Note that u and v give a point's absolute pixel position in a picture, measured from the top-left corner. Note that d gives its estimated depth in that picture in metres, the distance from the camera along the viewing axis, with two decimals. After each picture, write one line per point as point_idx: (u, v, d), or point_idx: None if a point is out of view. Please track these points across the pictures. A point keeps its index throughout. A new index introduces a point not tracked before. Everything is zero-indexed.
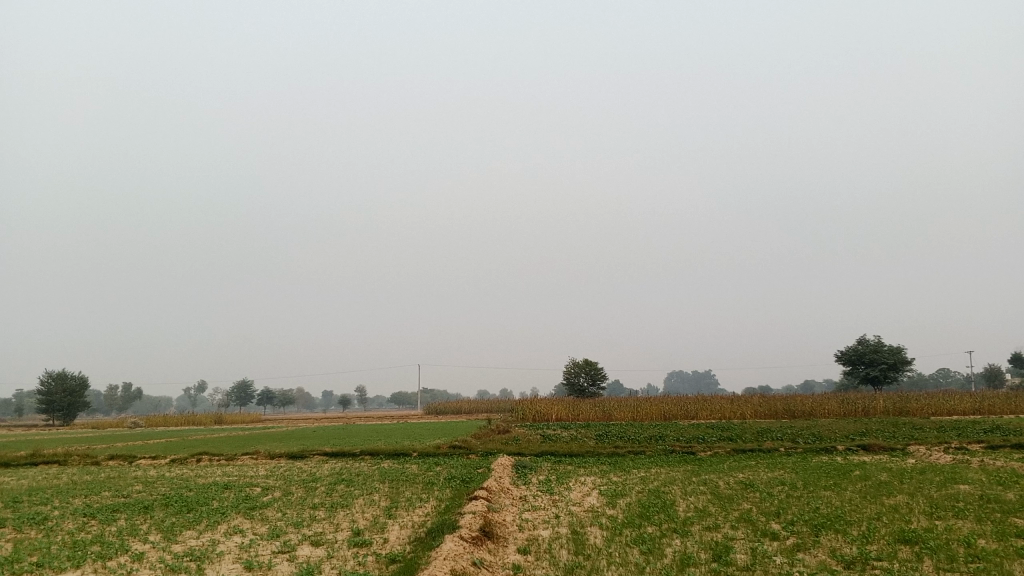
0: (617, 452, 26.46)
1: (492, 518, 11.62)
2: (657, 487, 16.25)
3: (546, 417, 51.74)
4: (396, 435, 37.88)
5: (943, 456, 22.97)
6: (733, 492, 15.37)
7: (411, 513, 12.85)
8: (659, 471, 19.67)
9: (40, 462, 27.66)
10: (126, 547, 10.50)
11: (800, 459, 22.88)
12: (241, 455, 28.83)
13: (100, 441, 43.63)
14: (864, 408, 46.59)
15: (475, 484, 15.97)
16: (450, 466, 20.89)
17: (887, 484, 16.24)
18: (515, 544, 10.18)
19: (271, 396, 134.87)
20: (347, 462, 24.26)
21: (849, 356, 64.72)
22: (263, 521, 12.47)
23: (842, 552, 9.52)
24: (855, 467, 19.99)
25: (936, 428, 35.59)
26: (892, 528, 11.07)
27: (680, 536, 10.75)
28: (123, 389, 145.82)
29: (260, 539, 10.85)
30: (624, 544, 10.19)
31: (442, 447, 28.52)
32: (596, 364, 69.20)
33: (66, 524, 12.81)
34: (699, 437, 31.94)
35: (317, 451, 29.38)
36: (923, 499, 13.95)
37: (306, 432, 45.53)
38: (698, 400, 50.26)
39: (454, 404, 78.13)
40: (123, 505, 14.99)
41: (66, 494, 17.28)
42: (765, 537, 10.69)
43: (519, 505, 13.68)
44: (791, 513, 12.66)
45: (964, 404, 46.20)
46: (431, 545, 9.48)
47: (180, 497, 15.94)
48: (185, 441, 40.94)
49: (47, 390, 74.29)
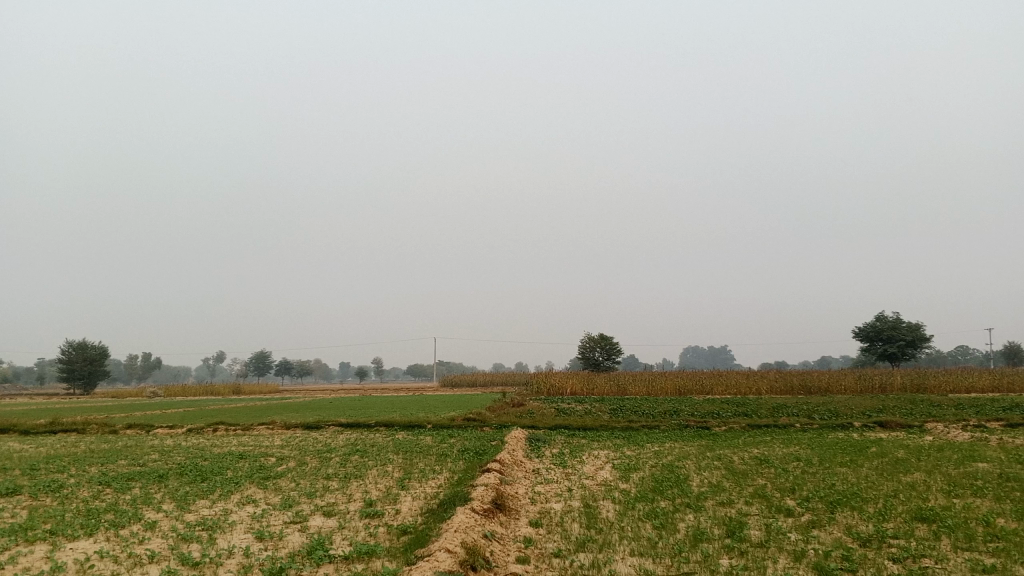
0: (630, 426, 26.40)
1: (504, 491, 11.57)
2: (671, 462, 16.16)
3: (561, 390, 51.81)
4: (411, 408, 38.06)
5: (962, 434, 22.75)
6: (748, 468, 15.26)
7: (424, 484, 12.84)
8: (673, 446, 19.59)
9: (59, 430, 27.95)
10: (139, 516, 10.52)
11: (816, 435, 22.71)
12: (257, 425, 29.00)
13: (118, 410, 44.14)
14: (881, 385, 46.29)
15: (488, 456, 15.94)
16: (463, 438, 20.96)
17: (904, 461, 16.09)
18: (527, 518, 10.11)
19: (288, 367, 135.80)
20: (361, 434, 24.37)
21: (866, 332, 64.25)
22: (276, 491, 12.50)
23: (858, 529, 9.39)
24: (872, 444, 19.80)
25: (954, 406, 35.33)
26: (909, 506, 10.94)
27: (693, 512, 10.65)
28: (143, 359, 147.26)
29: (272, 509, 10.86)
30: (637, 519, 10.11)
31: (456, 419, 28.60)
32: (611, 338, 69.14)
33: (81, 491, 12.87)
34: (714, 412, 31.85)
35: (333, 422, 29.53)
36: (941, 477, 13.81)
37: (322, 403, 45.84)
38: (713, 375, 50.09)
39: (469, 377, 78.40)
40: (139, 473, 15.06)
41: (83, 462, 17.41)
42: (780, 513, 10.58)
43: (532, 479, 13.62)
44: (807, 489, 12.53)
45: (982, 382, 45.81)
46: (442, 518, 9.43)
47: (195, 466, 16.02)
48: (203, 411, 41.26)
49: (68, 358, 75.13)
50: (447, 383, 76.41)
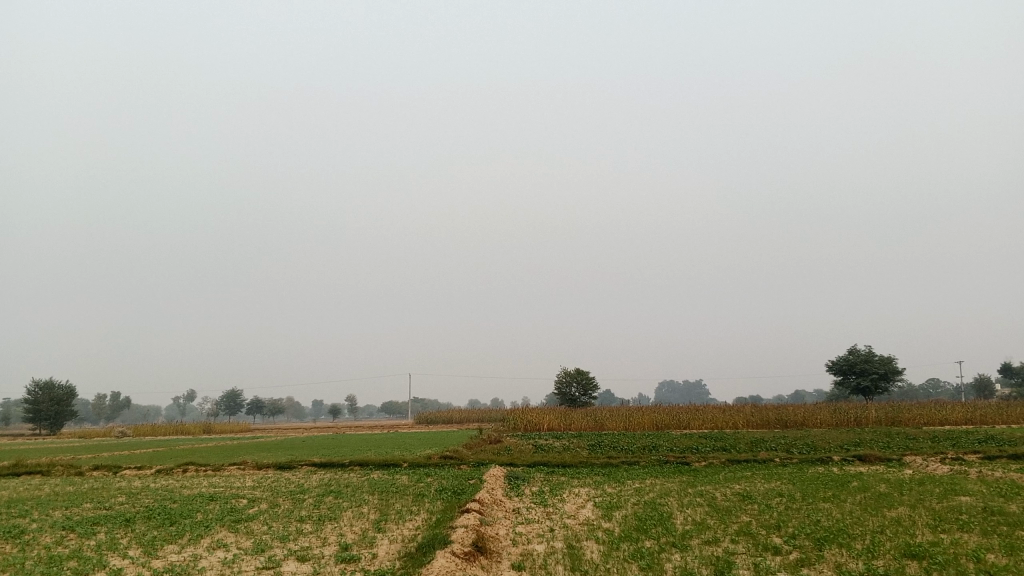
0: (610, 462, 26.14)
1: (484, 532, 11.23)
2: (652, 499, 15.90)
3: (537, 426, 51.41)
4: (387, 445, 37.50)
5: (942, 467, 22.70)
6: (731, 505, 15.04)
7: (402, 526, 12.46)
8: (653, 482, 19.35)
9: (22, 472, 27.12)
10: (102, 563, 10.07)
11: (796, 470, 22.53)
12: (228, 466, 28.37)
13: (85, 450, 43.00)
14: (856, 418, 46.39)
15: (467, 495, 15.62)
16: (441, 477, 20.53)
17: (887, 496, 15.94)
18: (509, 560, 9.81)
19: (260, 405, 133.86)
20: (335, 474, 23.81)
21: (839, 365, 64.58)
22: (248, 535, 12.07)
23: (848, 567, 9.20)
24: (853, 478, 19.63)
25: (930, 439, 35.47)
26: (897, 542, 10.76)
27: (678, 551, 10.41)
28: (111, 398, 144.67)
29: (243, 554, 10.45)
30: (622, 559, 9.84)
31: (433, 457, 28.13)
32: (588, 373, 68.94)
33: (44, 537, 12.36)
34: (692, 446, 31.71)
35: (307, 461, 28.94)
36: (925, 511, 13.68)
37: (295, 442, 45.05)
38: (690, 409, 49.98)
39: (444, 414, 77.63)
40: (105, 517, 14.51)
41: (46, 505, 16.79)
42: (767, 551, 10.37)
43: (512, 519, 13.30)
44: (792, 526, 12.32)
45: (956, 414, 46.08)
46: (422, 562, 9.09)
47: (164, 509, 15.51)
48: (172, 451, 40.36)
49: (35, 399, 73.54)
50: (423, 420, 75.59)
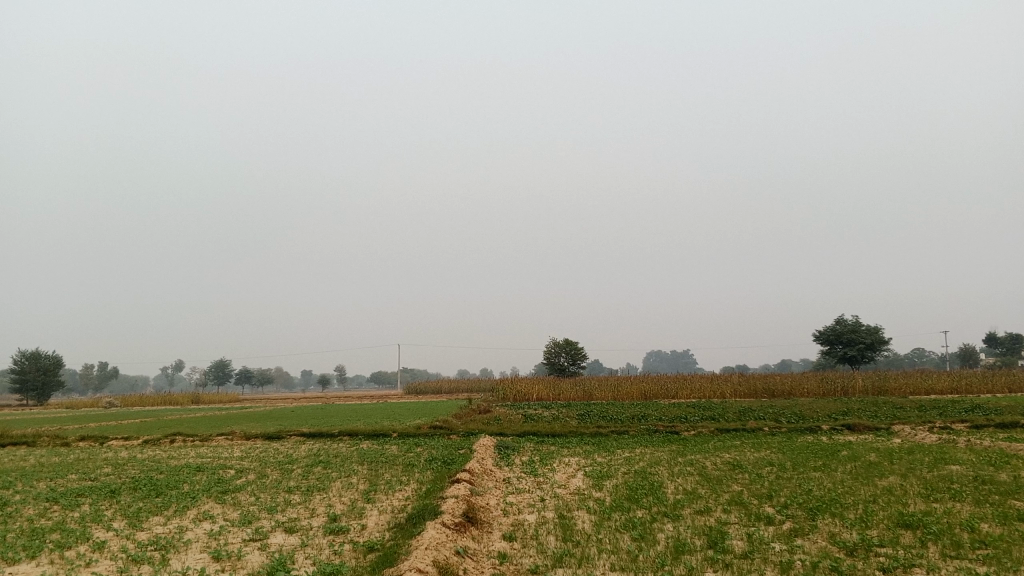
0: (599, 432, 26.09)
1: (474, 502, 11.09)
2: (643, 469, 15.82)
3: (527, 396, 51.44)
4: (376, 415, 37.37)
5: (930, 436, 22.77)
6: (722, 474, 14.96)
7: (391, 497, 12.32)
8: (643, 451, 19.31)
9: (8, 443, 26.83)
10: (85, 535, 9.88)
11: (785, 439, 22.50)
12: (216, 436, 28.20)
13: (72, 421, 42.70)
14: (843, 388, 46.54)
15: (457, 466, 15.51)
16: (430, 447, 20.38)
17: (877, 465, 15.91)
18: (500, 531, 9.67)
19: (249, 375, 133.74)
20: (325, 444, 23.72)
21: (826, 335, 64.78)
22: (235, 506, 11.91)
23: (841, 538, 9.13)
24: (843, 447, 19.61)
25: (917, 408, 35.60)
26: (889, 511, 10.70)
27: (671, 521, 10.31)
28: (99, 369, 144.22)
29: (230, 526, 10.29)
30: (614, 530, 9.72)
31: (422, 427, 28.02)
32: (576, 342, 68.96)
33: (26, 510, 12.13)
34: (681, 416, 31.74)
35: (295, 431, 28.76)
36: (916, 480, 13.63)
37: (284, 412, 44.85)
38: (679, 379, 50.04)
39: (434, 384, 77.60)
40: (90, 489, 14.30)
41: (30, 477, 16.54)
42: (760, 521, 10.28)
43: (503, 489, 13.18)
44: (784, 495, 12.25)
45: (942, 384, 46.32)
46: (411, 533, 8.93)
47: (151, 480, 15.33)
48: (160, 422, 40.04)
49: (21, 369, 73.12)
50: (412, 390, 75.65)
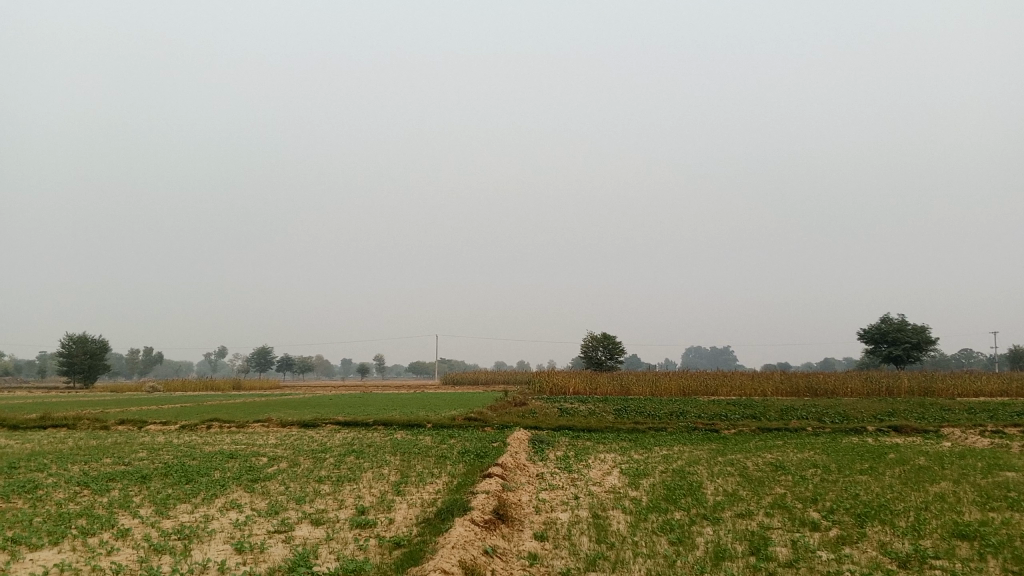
0: (636, 428, 25.58)
1: (506, 499, 10.76)
2: (681, 468, 15.36)
3: (563, 390, 51.03)
4: (411, 406, 37.26)
5: (982, 440, 21.90)
6: (764, 475, 14.47)
7: (422, 490, 12.06)
8: (682, 449, 18.85)
9: (49, 426, 27.10)
10: (111, 522, 9.74)
11: (829, 440, 21.80)
12: (251, 422, 28.28)
13: (114, 404, 43.23)
14: (888, 388, 45.33)
15: (489, 459, 15.22)
16: (464, 439, 20.13)
17: (926, 469, 15.26)
18: (531, 530, 9.34)
19: (290, 363, 135.35)
20: (358, 433, 23.59)
21: (871, 334, 63.35)
22: (263, 496, 11.72)
23: (892, 547, 8.61)
24: (890, 450, 18.91)
25: (966, 410, 34.50)
26: (943, 520, 10.14)
27: (710, 524, 9.85)
28: (144, 354, 146.99)
29: (257, 516, 10.07)
30: (651, 532, 9.31)
31: (457, 418, 27.75)
32: (614, 337, 68.38)
33: (56, 494, 12.05)
34: (721, 413, 31.13)
35: (330, 420, 28.65)
36: (969, 486, 13.01)
37: (321, 401, 44.94)
38: (718, 375, 49.26)
39: (472, 375, 77.54)
40: (121, 473, 14.26)
41: (65, 460, 16.57)
42: (805, 527, 9.80)
43: (536, 484, 12.87)
44: (829, 500, 11.72)
45: (990, 386, 44.87)
46: (440, 530, 8.61)
47: (182, 466, 15.28)
48: (198, 407, 40.26)
49: (68, 352, 74.37)
50: (450, 380, 75.69)
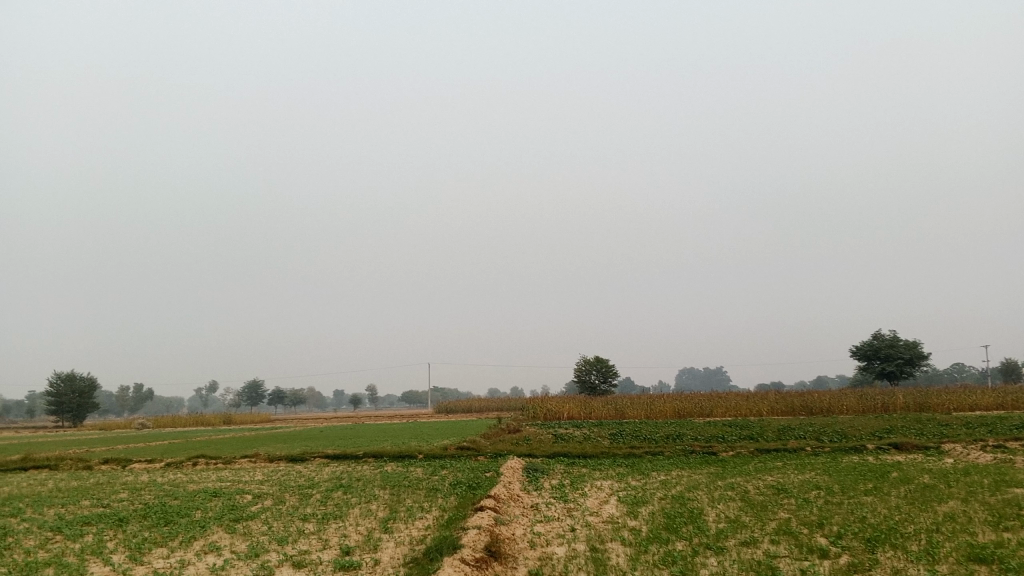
0: (632, 452, 25.06)
1: (499, 533, 10.28)
2: (680, 493, 14.89)
3: (557, 415, 50.40)
4: (403, 436, 36.66)
5: (985, 456, 21.43)
6: (766, 499, 14.00)
7: (411, 526, 11.55)
8: (680, 474, 18.37)
9: (30, 467, 26.41)
10: (80, 571, 9.19)
11: (829, 460, 21.26)
12: (239, 458, 27.59)
13: (100, 443, 42.13)
14: (883, 403, 45.01)
15: (482, 490, 14.73)
16: (456, 469, 19.60)
17: (932, 488, 14.83)
18: (526, 567, 8.85)
19: (282, 396, 134.03)
20: (348, 466, 23.00)
21: (863, 351, 63.08)
22: (244, 537, 11.19)
23: (907, 574, 8.14)
24: (892, 468, 18.46)
25: (965, 425, 34.17)
26: (957, 542, 9.69)
27: (714, 554, 9.39)
28: (134, 390, 145.38)
29: (235, 560, 9.56)
30: (651, 566, 8.82)
31: (449, 447, 27.23)
32: (607, 361, 67.87)
33: (26, 540, 11.48)
34: (718, 436, 30.64)
35: (319, 453, 27.98)
36: (979, 505, 12.56)
37: (312, 432, 44.10)
38: (712, 396, 48.82)
39: (465, 402, 76.36)
40: (98, 516, 13.71)
41: (41, 503, 15.99)
42: (814, 554, 9.34)
43: (530, 517, 12.39)
44: (836, 524, 11.25)
45: (986, 400, 44.50)
46: (427, 570, 8.11)
47: (162, 506, 14.72)
48: (185, 444, 39.40)
49: (57, 391, 73.27)
50: (444, 408, 75.02)
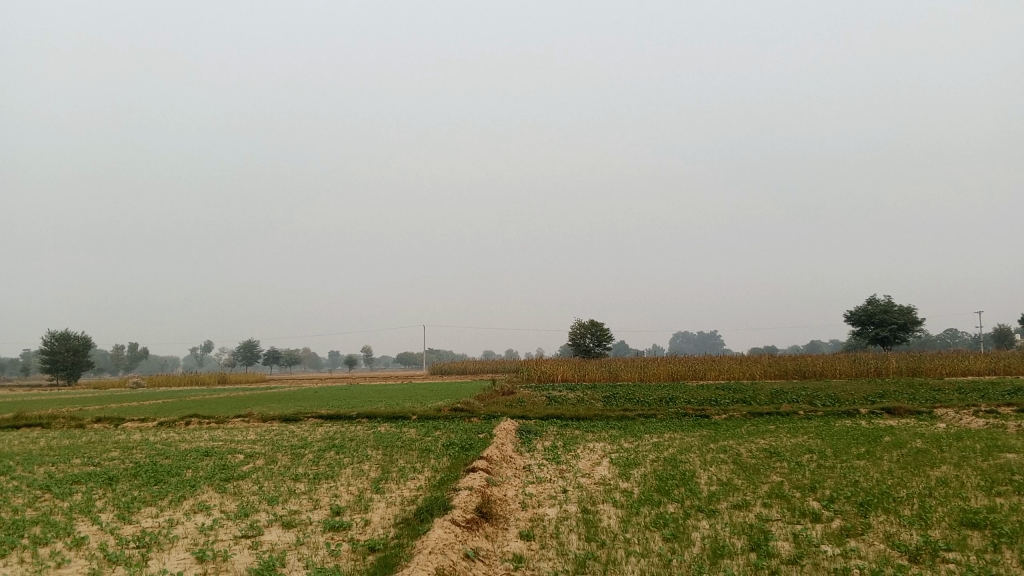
0: (625, 415, 25.06)
1: (490, 495, 10.21)
2: (673, 455, 14.87)
3: (551, 377, 50.55)
4: (398, 396, 36.74)
5: (977, 421, 21.46)
6: (759, 462, 13.96)
7: (402, 487, 11.49)
8: (673, 437, 18.33)
9: (22, 425, 26.32)
10: (67, 530, 9.09)
11: (822, 424, 21.28)
12: (232, 418, 27.53)
13: (94, 402, 42.16)
14: (876, 368, 45.17)
15: (475, 451, 14.70)
16: (449, 430, 19.52)
17: (925, 452, 14.81)
18: (517, 528, 8.78)
19: (277, 356, 134.17)
20: (341, 426, 22.95)
21: (857, 315, 63.16)
22: (234, 496, 11.11)
23: (900, 539, 8.08)
24: (885, 433, 18.44)
25: (957, 390, 34.30)
26: (950, 507, 9.65)
27: (706, 518, 9.32)
28: (129, 350, 145.52)
29: (225, 519, 9.48)
30: (643, 528, 8.75)
31: (443, 408, 27.23)
32: (602, 324, 67.93)
33: (14, 499, 11.39)
34: (712, 399, 30.65)
35: (313, 413, 27.93)
36: (972, 470, 12.54)
37: (306, 393, 44.12)
38: (706, 359, 48.93)
39: (460, 364, 76.35)
40: (88, 475, 13.64)
41: (32, 462, 15.90)
42: (806, 518, 9.29)
43: (522, 478, 12.34)
44: (829, 488, 11.21)
45: (978, 365, 44.65)
46: (417, 532, 8.04)
47: (153, 466, 14.63)
48: (178, 403, 39.28)
49: (51, 349, 73.15)
50: (438, 370, 75.16)
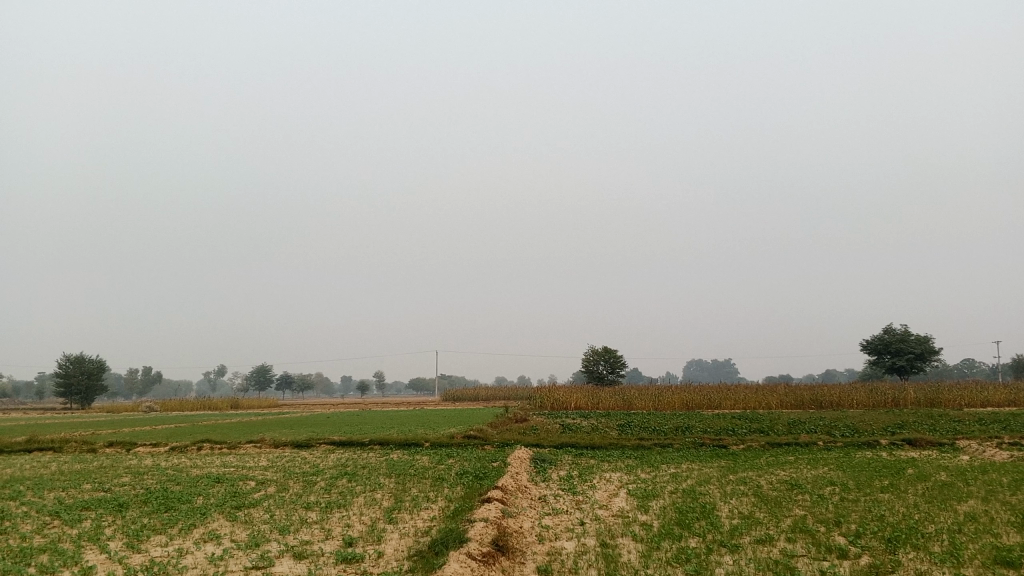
0: (641, 444, 24.70)
1: (506, 527, 9.98)
2: (691, 487, 14.56)
3: (564, 405, 50.15)
4: (410, 423, 36.45)
5: (999, 453, 21.02)
6: (780, 494, 13.65)
7: (416, 517, 11.26)
8: (691, 467, 18.01)
9: (35, 449, 26.24)
10: (75, 558, 8.91)
11: (843, 455, 20.87)
12: (244, 444, 27.33)
13: (108, 426, 42.12)
14: (893, 399, 44.55)
15: (489, 480, 14.45)
16: (463, 458, 19.27)
17: (950, 485, 14.47)
18: (535, 562, 8.56)
19: (290, 380, 134.12)
20: (353, 453, 22.73)
21: (873, 345, 62.52)
22: (245, 525, 10.91)
23: None
24: (908, 465, 18.07)
25: (977, 421, 33.71)
26: (981, 544, 9.34)
27: (729, 552, 9.07)
28: (143, 374, 145.88)
29: (235, 549, 9.29)
30: (665, 563, 8.50)
31: (455, 436, 26.94)
32: (616, 351, 67.51)
33: (23, 525, 11.23)
34: (728, 428, 30.23)
35: (325, 439, 27.71)
36: (1000, 505, 12.21)
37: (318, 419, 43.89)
38: (721, 388, 48.40)
39: (473, 390, 75.91)
40: (98, 501, 13.49)
41: (42, 487, 15.76)
42: (832, 554, 9.01)
43: (538, 509, 12.08)
44: (854, 522, 10.90)
45: (998, 397, 43.97)
46: (433, 564, 7.82)
47: (164, 492, 14.46)
48: (190, 428, 39.13)
49: (65, 373, 73.37)
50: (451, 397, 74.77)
